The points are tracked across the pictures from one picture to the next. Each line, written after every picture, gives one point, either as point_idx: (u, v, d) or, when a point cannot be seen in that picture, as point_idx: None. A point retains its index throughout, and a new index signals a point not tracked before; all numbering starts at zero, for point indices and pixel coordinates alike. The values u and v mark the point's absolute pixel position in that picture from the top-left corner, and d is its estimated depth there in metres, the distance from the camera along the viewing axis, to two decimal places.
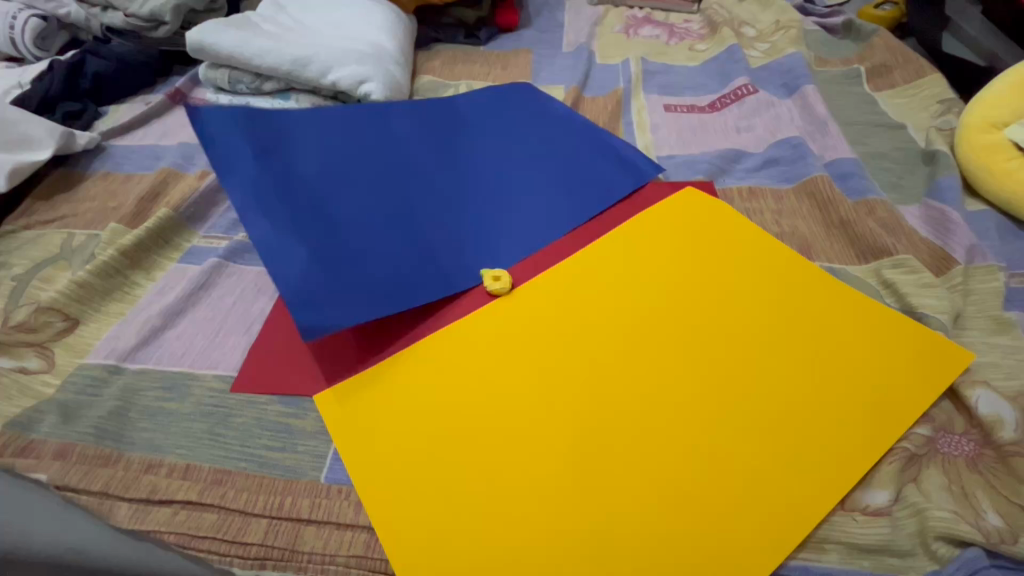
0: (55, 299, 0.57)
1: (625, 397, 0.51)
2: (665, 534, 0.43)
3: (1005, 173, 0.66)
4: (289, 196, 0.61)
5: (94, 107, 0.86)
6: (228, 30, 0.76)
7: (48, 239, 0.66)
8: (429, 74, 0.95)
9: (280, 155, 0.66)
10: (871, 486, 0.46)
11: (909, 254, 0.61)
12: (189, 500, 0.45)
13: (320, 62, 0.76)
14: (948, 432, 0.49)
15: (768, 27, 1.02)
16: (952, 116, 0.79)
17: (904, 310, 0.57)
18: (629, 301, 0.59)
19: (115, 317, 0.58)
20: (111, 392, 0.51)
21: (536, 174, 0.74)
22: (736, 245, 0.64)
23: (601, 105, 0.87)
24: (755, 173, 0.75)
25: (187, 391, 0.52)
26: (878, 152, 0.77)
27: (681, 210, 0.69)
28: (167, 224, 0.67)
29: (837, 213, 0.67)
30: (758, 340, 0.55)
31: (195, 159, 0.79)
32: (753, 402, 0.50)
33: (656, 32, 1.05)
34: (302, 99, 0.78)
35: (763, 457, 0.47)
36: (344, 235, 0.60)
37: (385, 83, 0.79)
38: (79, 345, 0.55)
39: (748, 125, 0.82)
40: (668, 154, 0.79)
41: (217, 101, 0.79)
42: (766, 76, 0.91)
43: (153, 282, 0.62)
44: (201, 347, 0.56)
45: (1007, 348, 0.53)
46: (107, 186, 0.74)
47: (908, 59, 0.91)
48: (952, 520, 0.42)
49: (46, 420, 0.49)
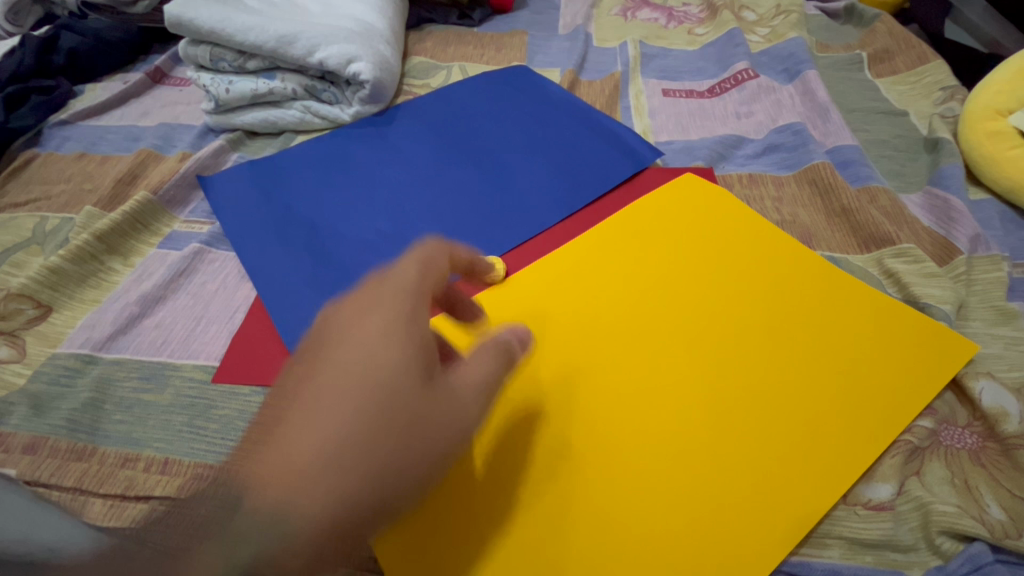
0: (25, 285, 0.55)
1: (623, 390, 0.49)
2: (662, 529, 0.42)
3: (1008, 161, 0.65)
4: (285, 226, 0.64)
5: (69, 84, 0.83)
6: (209, 5, 0.73)
7: (20, 223, 0.63)
8: (421, 55, 0.93)
9: (274, 187, 0.69)
10: (873, 479, 0.45)
11: (912, 243, 0.60)
12: (166, 495, 0.42)
13: (306, 40, 0.72)
14: (951, 425, 0.48)
15: (769, 10, 0.99)
16: (956, 103, 0.77)
17: (906, 300, 0.56)
18: (625, 289, 0.57)
19: (90, 305, 0.56)
20: (85, 383, 0.49)
21: (530, 160, 0.73)
22: (737, 232, 0.62)
23: (598, 89, 0.86)
24: (755, 159, 0.74)
25: (166, 381, 0.50)
26: (878, 139, 0.76)
27: (679, 196, 0.67)
28: (145, 208, 0.64)
29: (839, 201, 0.65)
30: (759, 329, 0.53)
31: (176, 141, 0.76)
32: (753, 395, 0.49)
33: (655, 14, 1.02)
34: (288, 79, 0.75)
35: (764, 451, 0.45)
36: (336, 249, 0.62)
37: (374, 62, 0.75)
38: (52, 334, 0.53)
39: (747, 110, 0.80)
40: (667, 139, 0.77)
41: (197, 79, 0.76)
42: (766, 62, 0.89)
43: (130, 269, 0.59)
44: (180, 336, 0.53)
45: (1011, 340, 0.52)
46: (83, 167, 0.71)
47: (910, 45, 0.89)
48: (955, 515, 0.41)
49: (16, 411, 0.47)
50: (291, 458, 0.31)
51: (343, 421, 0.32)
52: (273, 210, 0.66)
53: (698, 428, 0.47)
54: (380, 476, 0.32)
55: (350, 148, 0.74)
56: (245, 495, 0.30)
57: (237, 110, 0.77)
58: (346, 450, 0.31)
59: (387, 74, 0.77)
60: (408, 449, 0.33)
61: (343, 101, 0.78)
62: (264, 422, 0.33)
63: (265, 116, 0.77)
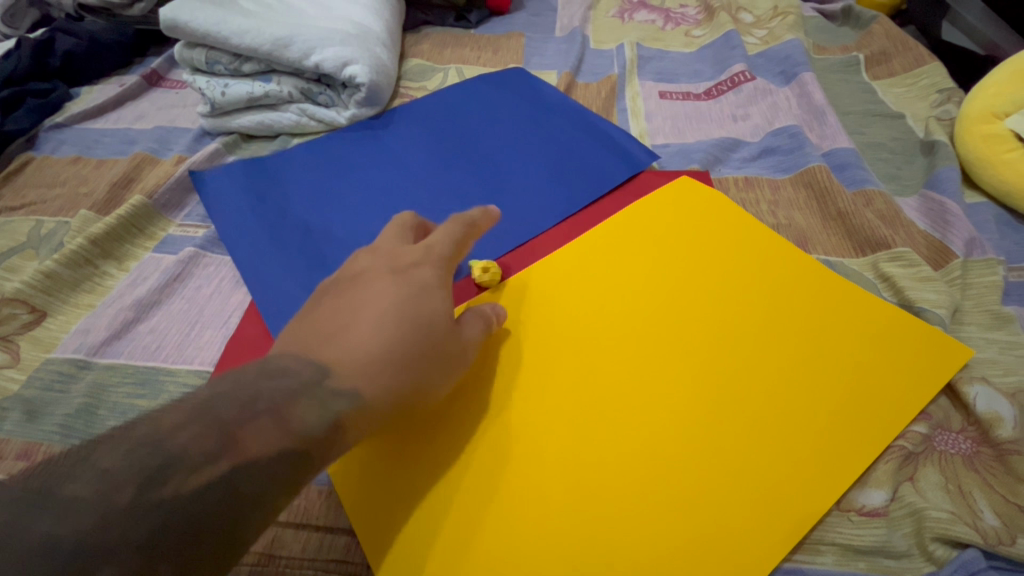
0: (19, 289, 0.55)
1: (617, 395, 0.49)
2: (656, 535, 0.42)
3: (1004, 165, 0.65)
4: (281, 229, 0.64)
5: (65, 87, 0.82)
6: (205, 8, 0.73)
7: (15, 227, 0.63)
8: (417, 58, 0.93)
9: (270, 190, 0.68)
10: (867, 485, 0.45)
11: (907, 247, 0.60)
12: None
13: (302, 43, 0.72)
14: (945, 430, 0.48)
15: (766, 12, 0.99)
16: (952, 105, 0.77)
17: (901, 304, 0.56)
18: (620, 292, 0.57)
19: (85, 310, 0.56)
20: (79, 388, 0.49)
21: (526, 163, 0.73)
22: (733, 235, 0.62)
23: (594, 91, 0.85)
24: (752, 163, 0.73)
25: (160, 387, 0.50)
26: (875, 142, 0.76)
27: (675, 199, 0.67)
28: (140, 212, 0.64)
29: (835, 205, 0.65)
30: (754, 332, 0.53)
31: (172, 144, 0.76)
32: (747, 396, 0.49)
33: (652, 16, 1.02)
34: (283, 82, 0.75)
35: (759, 454, 0.45)
36: (330, 253, 0.62)
37: (370, 65, 0.75)
38: (46, 339, 0.53)
39: (744, 113, 0.80)
40: (663, 142, 0.77)
41: (193, 82, 0.76)
42: (762, 64, 0.89)
43: (125, 273, 0.59)
44: (175, 341, 0.53)
45: (1006, 344, 0.52)
46: (78, 171, 0.71)
47: (907, 47, 0.89)
48: (948, 521, 0.41)
49: (10, 417, 0.47)
50: (364, 349, 0.40)
51: (401, 325, 0.42)
52: (268, 212, 0.66)
53: (694, 432, 0.47)
54: (427, 368, 0.43)
55: (346, 150, 0.74)
56: (326, 374, 0.38)
57: (233, 113, 0.77)
58: (406, 344, 0.42)
59: (383, 77, 0.77)
60: (443, 352, 0.44)
61: (339, 104, 0.78)
62: (322, 332, 0.42)
63: (261, 119, 0.76)
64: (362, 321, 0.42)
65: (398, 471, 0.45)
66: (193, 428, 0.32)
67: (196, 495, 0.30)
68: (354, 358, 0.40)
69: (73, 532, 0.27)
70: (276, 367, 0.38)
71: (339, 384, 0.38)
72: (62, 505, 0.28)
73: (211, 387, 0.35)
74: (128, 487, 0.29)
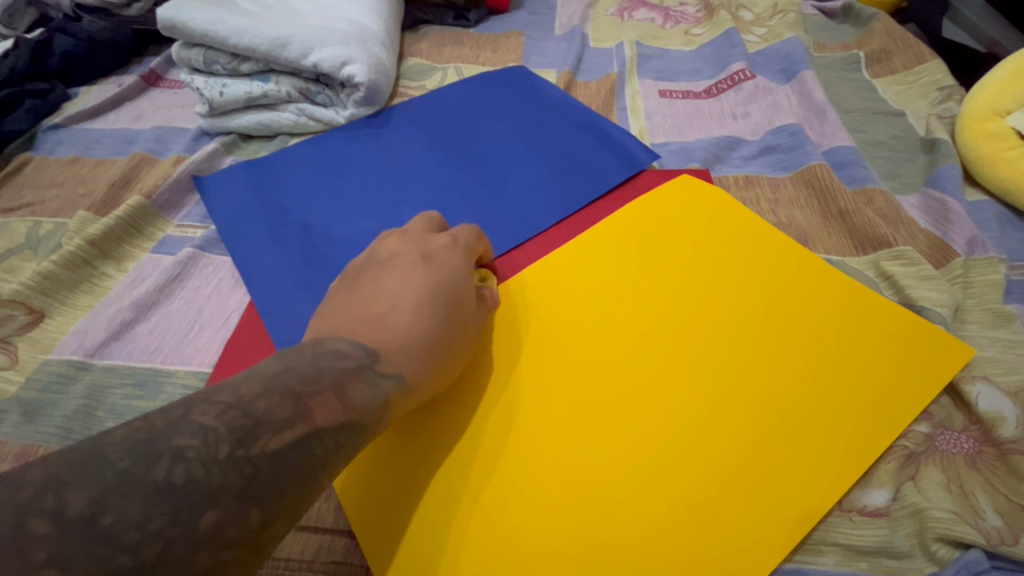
0: (18, 291, 0.55)
1: (617, 394, 0.49)
2: (657, 535, 0.42)
3: (1004, 162, 0.64)
4: (280, 228, 0.64)
5: (63, 87, 0.82)
6: (202, 8, 0.73)
7: (13, 228, 0.63)
8: (416, 57, 0.93)
9: (269, 188, 0.68)
10: (868, 486, 0.45)
11: (908, 245, 0.60)
12: None
13: (300, 43, 0.72)
14: (947, 429, 0.47)
15: (766, 10, 0.99)
16: (953, 104, 0.77)
17: (902, 303, 0.56)
18: (620, 292, 0.57)
19: (83, 311, 0.56)
20: (77, 390, 0.49)
21: (526, 162, 0.73)
22: (734, 234, 0.62)
23: (594, 90, 0.85)
24: (752, 161, 0.73)
25: (159, 388, 0.50)
26: (875, 140, 0.76)
27: (675, 198, 0.66)
28: (138, 212, 0.64)
29: (836, 204, 0.65)
30: (754, 331, 0.53)
31: (171, 144, 0.76)
32: (749, 395, 0.49)
33: (652, 14, 1.01)
34: (282, 81, 0.75)
35: (762, 454, 0.45)
36: (329, 252, 0.61)
37: (369, 64, 0.75)
38: (44, 340, 0.53)
39: (744, 111, 0.80)
40: (663, 141, 0.77)
41: (191, 82, 0.76)
42: (763, 62, 0.89)
43: (123, 274, 0.59)
44: (173, 342, 0.53)
45: (1008, 342, 0.52)
46: (77, 171, 0.71)
47: (907, 45, 0.88)
48: (951, 521, 0.41)
49: (8, 418, 0.47)
50: (404, 338, 0.41)
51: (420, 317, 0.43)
52: (268, 212, 0.65)
53: (697, 432, 0.47)
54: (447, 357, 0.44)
55: (345, 150, 0.74)
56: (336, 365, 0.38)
57: (231, 114, 0.77)
58: (442, 333, 0.44)
59: (382, 76, 0.77)
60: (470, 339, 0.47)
61: (338, 104, 0.78)
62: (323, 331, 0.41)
63: (259, 119, 0.76)
64: (399, 308, 0.43)
65: (401, 477, 0.45)
66: (278, 394, 0.33)
67: (287, 453, 0.32)
68: (396, 342, 0.41)
69: (174, 482, 0.28)
70: (306, 350, 0.38)
71: (387, 369, 0.39)
72: (168, 458, 0.28)
73: (279, 360, 0.36)
74: (226, 443, 0.30)
